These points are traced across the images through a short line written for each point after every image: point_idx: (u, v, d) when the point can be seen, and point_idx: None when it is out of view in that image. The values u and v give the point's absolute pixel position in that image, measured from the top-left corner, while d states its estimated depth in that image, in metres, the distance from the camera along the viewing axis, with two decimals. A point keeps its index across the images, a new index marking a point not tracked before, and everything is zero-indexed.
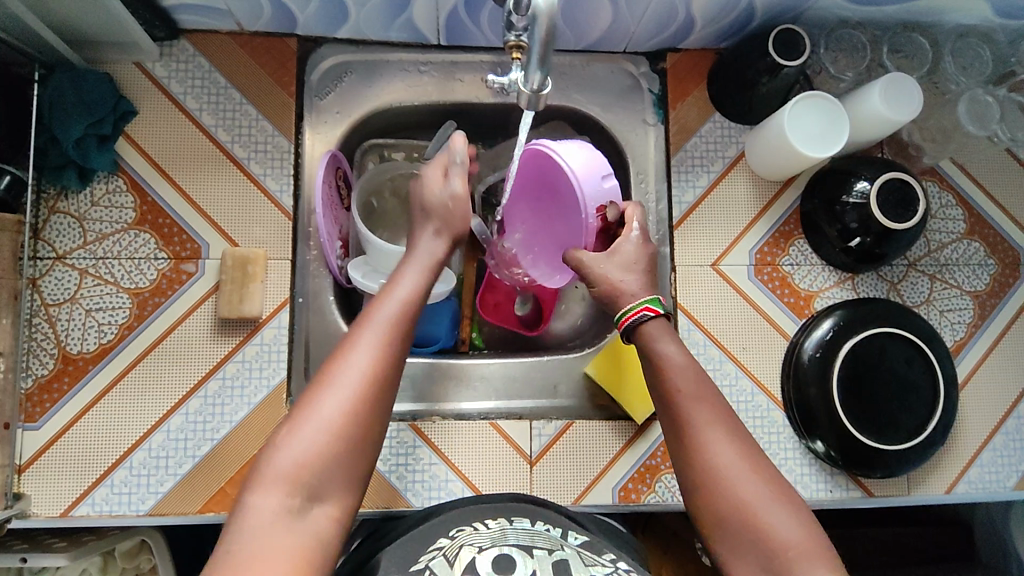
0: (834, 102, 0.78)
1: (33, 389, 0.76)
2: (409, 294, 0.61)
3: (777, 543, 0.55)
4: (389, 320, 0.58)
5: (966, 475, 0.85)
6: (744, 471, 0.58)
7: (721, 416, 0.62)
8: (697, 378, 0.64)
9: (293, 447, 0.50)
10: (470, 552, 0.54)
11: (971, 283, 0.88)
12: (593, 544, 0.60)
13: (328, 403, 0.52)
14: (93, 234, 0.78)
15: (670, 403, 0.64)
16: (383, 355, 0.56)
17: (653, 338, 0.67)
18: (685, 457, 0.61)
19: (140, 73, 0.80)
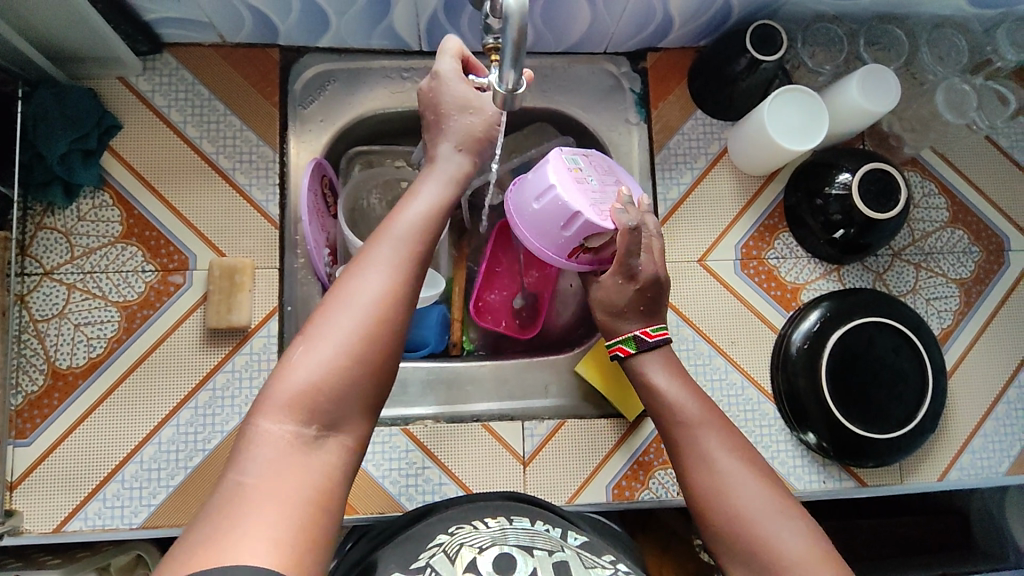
0: (812, 96, 0.79)
1: (23, 406, 0.76)
2: (426, 213, 0.60)
3: (773, 548, 0.56)
4: (406, 241, 0.57)
5: (959, 462, 0.85)
6: (745, 484, 0.60)
7: (716, 428, 0.65)
8: (695, 400, 0.67)
9: (306, 365, 0.49)
10: (471, 552, 0.54)
11: (956, 271, 0.88)
12: (592, 543, 0.61)
13: (342, 322, 0.51)
14: (80, 249, 0.78)
15: (672, 428, 0.67)
16: (398, 276, 0.54)
17: (648, 369, 0.71)
18: (688, 478, 0.63)
19: (123, 88, 0.81)
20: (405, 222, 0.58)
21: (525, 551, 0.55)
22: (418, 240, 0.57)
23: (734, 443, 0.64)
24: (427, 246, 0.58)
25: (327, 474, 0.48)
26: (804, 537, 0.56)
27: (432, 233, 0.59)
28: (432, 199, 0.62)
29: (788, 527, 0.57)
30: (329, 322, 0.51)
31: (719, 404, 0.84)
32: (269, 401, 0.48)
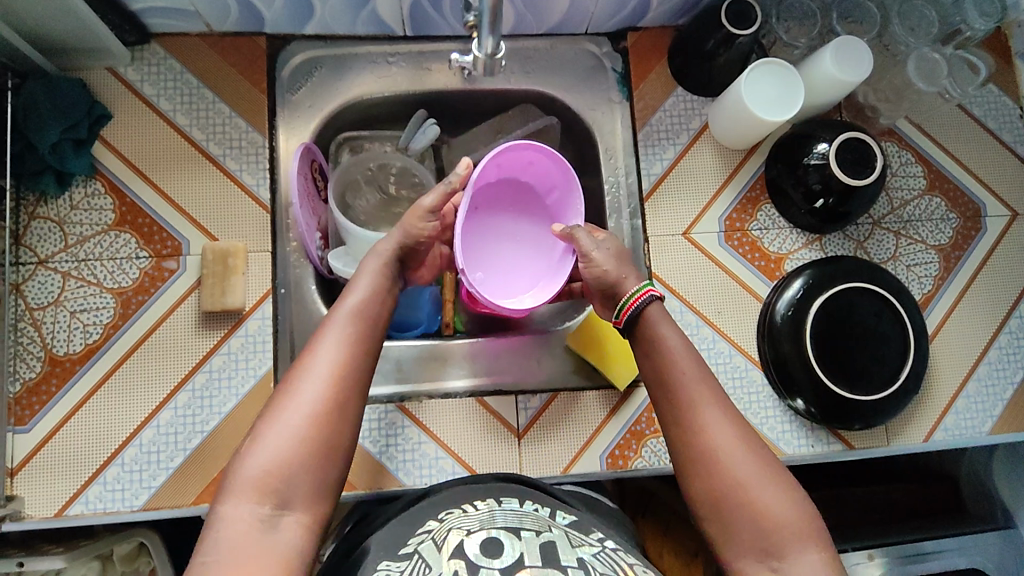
0: (788, 68, 0.81)
1: (22, 393, 0.77)
2: (367, 303, 0.66)
3: (772, 520, 0.58)
4: (347, 334, 0.62)
5: (943, 423, 0.88)
6: (740, 453, 0.61)
7: (719, 400, 0.65)
8: (695, 363, 0.67)
9: (258, 456, 0.55)
10: (458, 535, 0.57)
11: (935, 237, 0.91)
12: (581, 523, 0.62)
13: (289, 418, 0.57)
14: (74, 237, 0.79)
15: (671, 389, 0.66)
16: (343, 364, 0.60)
17: (654, 326, 0.70)
18: (683, 440, 0.64)
19: (113, 78, 0.82)
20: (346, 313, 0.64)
21: (513, 533, 0.57)
22: (359, 330, 0.63)
23: (731, 411, 0.64)
24: (368, 336, 0.64)
25: (285, 552, 0.53)
26: (792, 506, 0.59)
27: (372, 320, 0.65)
28: (374, 287, 0.68)
29: (779, 496, 0.59)
30: (278, 419, 0.56)
31: None
32: (226, 497, 0.54)
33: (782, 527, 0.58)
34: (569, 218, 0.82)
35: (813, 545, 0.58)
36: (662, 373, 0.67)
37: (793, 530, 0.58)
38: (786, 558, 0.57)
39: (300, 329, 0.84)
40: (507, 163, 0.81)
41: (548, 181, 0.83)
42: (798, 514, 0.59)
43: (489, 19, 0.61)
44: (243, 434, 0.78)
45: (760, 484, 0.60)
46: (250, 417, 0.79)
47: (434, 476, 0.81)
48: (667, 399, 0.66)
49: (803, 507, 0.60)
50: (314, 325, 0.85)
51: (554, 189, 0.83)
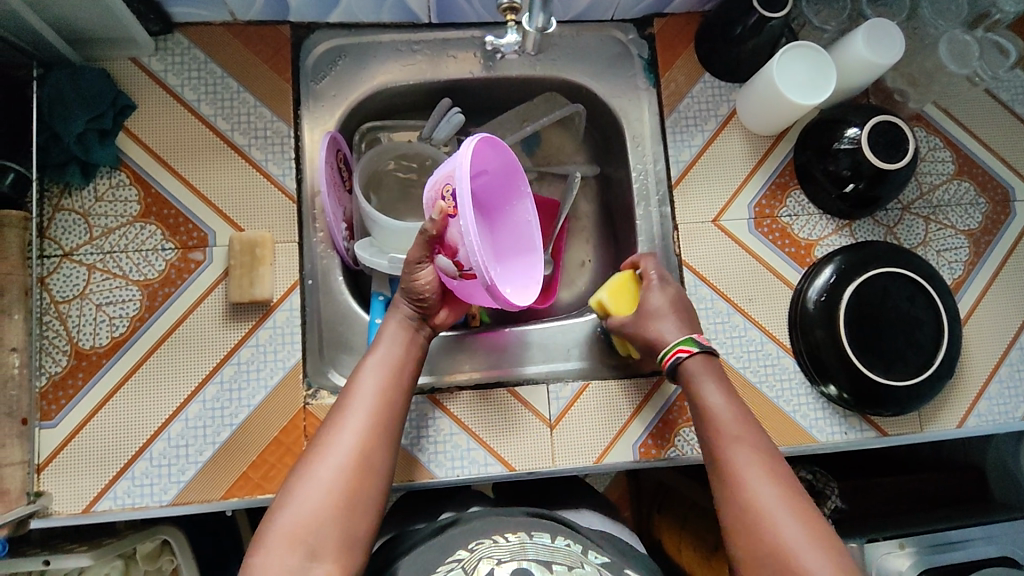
0: (818, 51, 0.80)
1: (48, 387, 0.75)
2: (394, 364, 0.68)
3: None
4: (378, 392, 0.66)
5: (976, 409, 0.87)
6: (784, 520, 0.60)
7: (764, 458, 0.65)
8: (743, 434, 0.67)
9: (289, 511, 0.58)
10: (488, 565, 0.57)
11: (965, 222, 0.90)
12: (614, 564, 0.61)
13: (323, 474, 0.60)
14: (99, 229, 0.78)
15: (721, 459, 0.67)
16: (376, 422, 0.64)
17: (700, 399, 0.71)
18: (727, 508, 0.64)
19: (136, 69, 0.81)
20: (374, 370, 0.68)
21: (544, 567, 0.57)
22: (390, 387, 0.67)
23: (782, 479, 0.63)
24: (397, 393, 0.67)
25: None
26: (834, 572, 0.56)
27: (404, 377, 0.68)
28: (400, 349, 0.70)
29: (820, 561, 0.57)
30: (311, 474, 0.60)
31: (739, 359, 0.85)
32: (259, 547, 0.56)
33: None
34: (513, 197, 0.77)
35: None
36: (714, 447, 0.68)
37: None
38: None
39: (328, 319, 0.84)
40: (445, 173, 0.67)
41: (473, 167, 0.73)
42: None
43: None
44: (273, 427, 0.77)
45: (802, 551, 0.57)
46: (278, 410, 0.78)
47: (467, 467, 0.80)
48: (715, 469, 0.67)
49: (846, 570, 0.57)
50: (341, 316, 0.84)
51: (485, 175, 0.75)
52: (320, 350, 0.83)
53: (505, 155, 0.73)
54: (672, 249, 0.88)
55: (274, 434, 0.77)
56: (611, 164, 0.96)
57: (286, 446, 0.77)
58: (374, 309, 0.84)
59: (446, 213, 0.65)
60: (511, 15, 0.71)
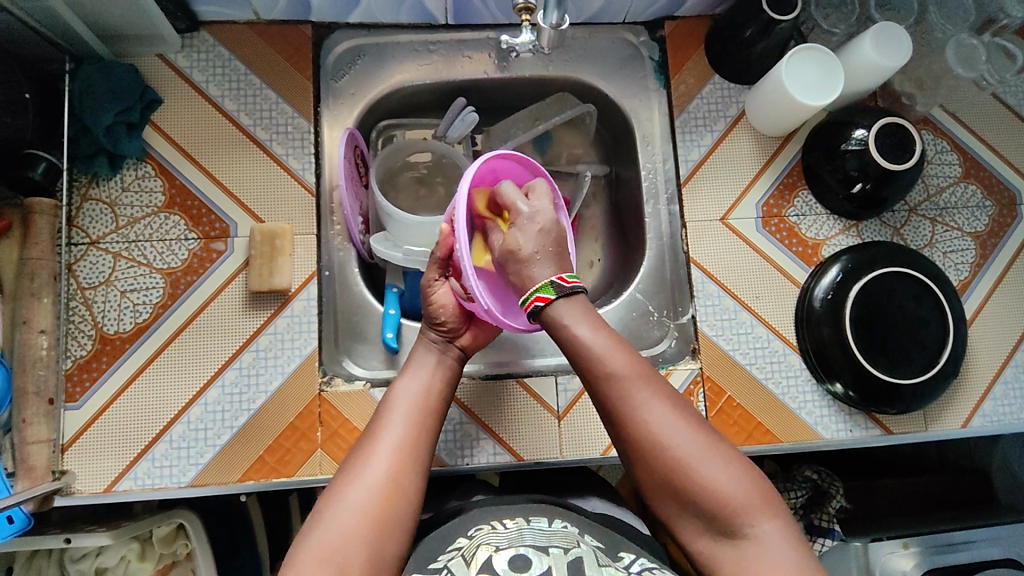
0: (825, 52, 0.82)
1: (73, 369, 0.78)
2: (423, 392, 0.70)
3: (719, 496, 0.58)
4: (409, 418, 0.67)
5: (981, 409, 0.87)
6: (687, 438, 0.60)
7: (642, 376, 0.63)
8: (624, 355, 0.64)
9: (322, 533, 0.58)
10: (486, 551, 0.57)
11: (972, 225, 0.91)
12: (609, 548, 0.62)
13: (355, 495, 0.60)
14: (125, 219, 0.81)
15: (611, 387, 0.63)
16: (407, 444, 0.65)
17: (570, 322, 0.66)
18: (627, 437, 0.62)
19: (163, 65, 0.84)
20: (405, 397, 0.69)
21: (542, 551, 0.57)
22: (420, 411, 0.68)
23: (674, 398, 0.63)
24: (428, 417, 0.68)
25: None
26: (744, 484, 0.58)
27: (433, 404, 0.70)
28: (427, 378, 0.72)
29: (731, 474, 0.59)
30: (343, 497, 0.60)
31: (745, 356, 0.86)
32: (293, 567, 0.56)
33: (734, 507, 0.57)
34: None
35: (771, 514, 0.57)
36: (595, 377, 0.64)
37: (738, 504, 0.57)
38: (746, 536, 0.57)
39: (344, 309, 0.86)
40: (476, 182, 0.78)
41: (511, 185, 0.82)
42: (751, 492, 0.58)
43: None
44: (288, 413, 0.79)
45: (709, 466, 0.59)
46: (294, 396, 0.80)
47: (476, 456, 0.82)
48: (603, 398, 0.64)
49: (748, 480, 0.59)
50: (356, 307, 0.86)
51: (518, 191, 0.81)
52: (335, 339, 0.85)
53: (531, 169, 0.78)
54: (679, 247, 0.90)
55: (289, 420, 0.79)
56: (621, 164, 0.98)
57: (301, 431, 0.79)
58: (388, 300, 0.87)
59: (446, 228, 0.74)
60: (525, 15, 0.72)
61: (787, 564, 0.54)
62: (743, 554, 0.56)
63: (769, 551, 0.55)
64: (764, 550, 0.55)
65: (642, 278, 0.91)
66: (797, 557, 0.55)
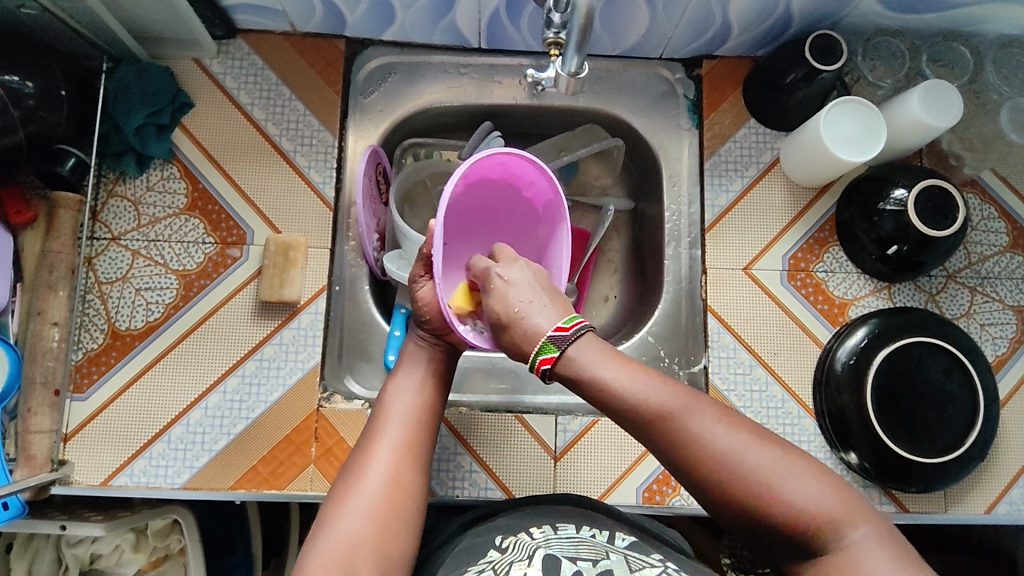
0: (868, 106, 0.78)
1: (83, 362, 0.79)
2: (416, 388, 0.69)
3: (814, 514, 0.52)
4: (406, 416, 0.66)
5: (1008, 495, 0.82)
6: (759, 458, 0.54)
7: (690, 399, 0.57)
8: (664, 387, 0.58)
9: (330, 542, 0.56)
10: (520, 570, 0.56)
11: (1014, 297, 0.86)
12: (641, 544, 0.60)
13: (358, 500, 0.59)
14: (147, 217, 0.82)
15: (661, 428, 0.56)
16: (405, 446, 0.63)
17: (591, 366, 0.59)
18: (693, 478, 0.56)
19: (198, 69, 0.85)
20: (398, 395, 0.68)
21: (570, 561, 0.57)
22: (417, 412, 0.67)
23: (728, 413, 0.56)
24: (427, 415, 0.67)
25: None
26: (826, 494, 0.53)
27: (428, 402, 0.68)
28: (419, 376, 0.70)
29: (811, 485, 0.53)
30: (344, 505, 0.59)
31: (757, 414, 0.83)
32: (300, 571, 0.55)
33: (825, 521, 0.52)
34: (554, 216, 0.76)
35: (864, 521, 0.52)
36: (638, 416, 0.57)
37: (832, 517, 0.52)
38: (837, 550, 0.52)
39: (350, 325, 0.86)
40: (473, 177, 0.75)
41: (524, 178, 0.77)
42: (838, 502, 0.52)
43: (579, 39, 0.66)
44: (286, 424, 0.80)
45: (788, 483, 0.53)
46: (292, 408, 0.80)
47: (467, 489, 0.80)
48: (655, 440, 0.57)
49: (837, 490, 0.53)
50: (363, 325, 0.86)
51: (533, 186, 0.78)
52: (339, 354, 0.85)
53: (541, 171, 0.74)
54: (697, 293, 0.88)
55: (286, 433, 0.79)
56: (646, 200, 0.96)
57: (297, 445, 0.79)
58: (396, 321, 0.87)
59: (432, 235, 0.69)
60: (554, 50, 0.69)
61: (887, 573, 0.50)
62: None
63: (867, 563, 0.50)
64: (861, 565, 0.50)
65: (655, 321, 0.88)
66: (893, 556, 0.50)
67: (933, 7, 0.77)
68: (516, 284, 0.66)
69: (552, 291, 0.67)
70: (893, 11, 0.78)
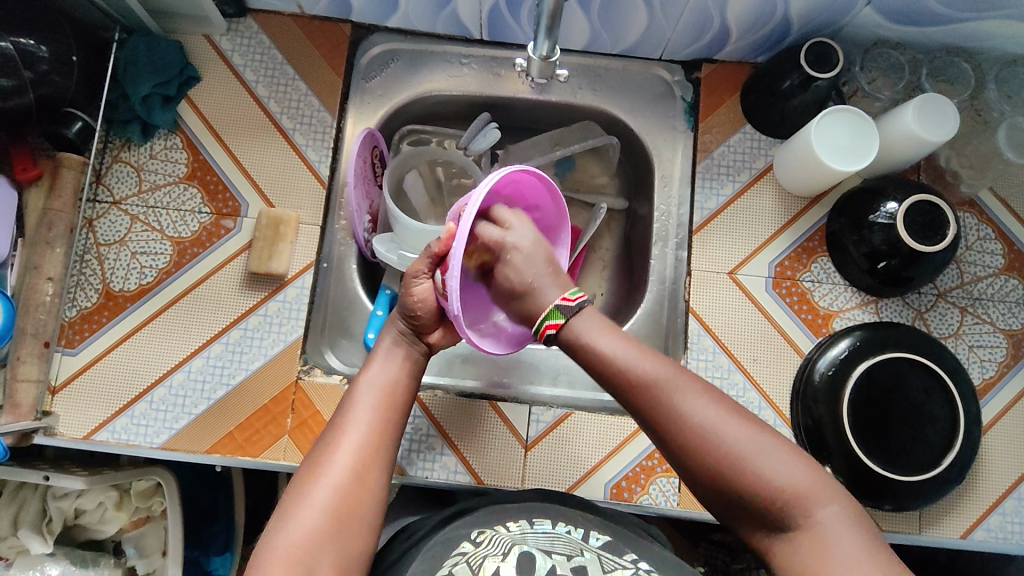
0: (860, 116, 0.78)
1: (76, 319, 0.82)
2: (387, 380, 0.68)
3: (780, 488, 0.53)
4: (375, 407, 0.64)
5: (986, 522, 0.80)
6: (730, 429, 0.56)
7: (670, 370, 0.59)
8: (649, 356, 0.61)
9: (289, 533, 0.55)
10: (494, 563, 0.55)
11: (1006, 321, 0.84)
12: (616, 543, 0.59)
13: (319, 498, 0.57)
14: (148, 184, 0.85)
15: (641, 393, 0.59)
16: (371, 441, 0.62)
17: (590, 335, 0.63)
18: (671, 446, 0.57)
19: (207, 45, 0.88)
20: (369, 384, 0.67)
21: (544, 556, 0.56)
22: (387, 403, 0.65)
23: (711, 390, 0.58)
24: (396, 406, 0.66)
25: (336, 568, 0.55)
26: (798, 472, 0.54)
27: (398, 394, 0.67)
28: (391, 367, 0.69)
29: (786, 464, 0.54)
30: (305, 497, 0.57)
31: None
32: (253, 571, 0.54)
33: (791, 497, 0.53)
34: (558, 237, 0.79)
35: (831, 503, 0.53)
36: (622, 383, 0.60)
37: (798, 494, 0.53)
38: (804, 526, 0.52)
39: (335, 303, 0.88)
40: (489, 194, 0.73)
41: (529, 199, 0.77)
42: (807, 482, 0.53)
43: (547, 26, 0.67)
44: (265, 393, 0.81)
45: (759, 457, 0.54)
46: (271, 379, 0.82)
47: (435, 471, 0.81)
48: (633, 402, 0.60)
49: (809, 473, 0.54)
50: (348, 303, 0.88)
51: (536, 210, 0.78)
52: (323, 330, 0.87)
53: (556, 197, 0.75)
54: (681, 294, 0.88)
55: (263, 402, 0.81)
56: (639, 199, 0.96)
57: (273, 415, 0.81)
58: (379, 301, 0.88)
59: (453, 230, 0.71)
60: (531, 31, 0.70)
61: (857, 562, 0.50)
62: (807, 549, 0.52)
63: (830, 540, 0.51)
64: (825, 540, 0.51)
65: (636, 319, 0.88)
66: (864, 550, 0.50)
67: (935, 19, 0.76)
68: (523, 258, 0.69)
69: (556, 266, 0.69)
70: (894, 22, 0.78)
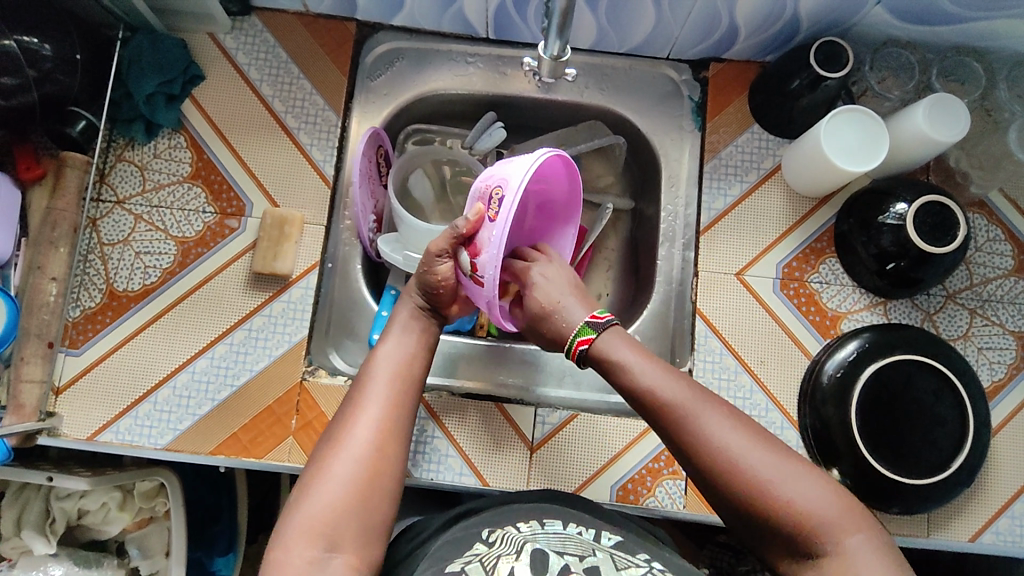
0: (869, 117, 0.77)
1: (79, 319, 0.81)
2: (403, 354, 0.67)
3: (807, 514, 0.52)
4: (392, 380, 0.64)
5: (995, 525, 0.79)
6: (756, 455, 0.55)
7: (695, 394, 0.59)
8: (674, 380, 0.60)
9: (311, 506, 0.54)
10: (508, 562, 0.54)
11: (1015, 323, 0.83)
12: (628, 544, 0.59)
13: (340, 470, 0.56)
14: (152, 183, 0.84)
15: (667, 417, 0.59)
16: (390, 414, 0.61)
17: (618, 356, 0.63)
18: (698, 471, 0.57)
19: (211, 43, 0.87)
20: (386, 359, 0.66)
21: (557, 556, 0.55)
22: (403, 376, 0.65)
23: (734, 413, 0.58)
24: (412, 380, 0.65)
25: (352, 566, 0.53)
26: (824, 497, 0.53)
27: (415, 369, 0.66)
28: (407, 342, 0.68)
29: (813, 491, 0.53)
30: (327, 469, 0.57)
31: None
32: (277, 542, 0.53)
33: (819, 524, 0.52)
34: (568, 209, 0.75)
35: (858, 530, 0.52)
36: (649, 406, 0.60)
37: (824, 521, 0.52)
38: (831, 552, 0.52)
39: (340, 304, 0.87)
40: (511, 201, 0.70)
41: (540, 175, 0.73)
42: (834, 509, 0.52)
43: (559, 25, 0.66)
44: (269, 393, 0.81)
45: (786, 484, 0.53)
46: (276, 379, 0.81)
47: (440, 472, 0.80)
48: (659, 425, 0.60)
49: (835, 498, 0.53)
50: (352, 303, 0.87)
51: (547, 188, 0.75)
52: (327, 331, 0.86)
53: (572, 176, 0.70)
54: (688, 295, 0.87)
55: (268, 402, 0.81)
56: (645, 200, 0.95)
57: (277, 415, 0.80)
58: (384, 302, 0.87)
59: (484, 213, 0.65)
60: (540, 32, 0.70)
61: None
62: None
63: (858, 566, 0.50)
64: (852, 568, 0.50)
65: (642, 320, 0.88)
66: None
67: (946, 19, 0.76)
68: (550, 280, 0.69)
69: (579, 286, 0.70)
70: (905, 21, 0.77)
